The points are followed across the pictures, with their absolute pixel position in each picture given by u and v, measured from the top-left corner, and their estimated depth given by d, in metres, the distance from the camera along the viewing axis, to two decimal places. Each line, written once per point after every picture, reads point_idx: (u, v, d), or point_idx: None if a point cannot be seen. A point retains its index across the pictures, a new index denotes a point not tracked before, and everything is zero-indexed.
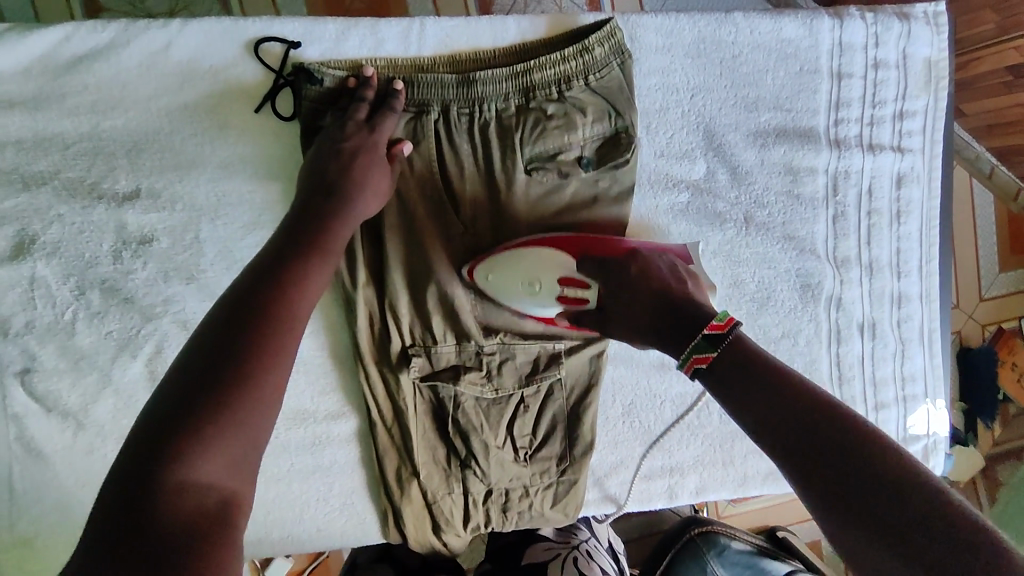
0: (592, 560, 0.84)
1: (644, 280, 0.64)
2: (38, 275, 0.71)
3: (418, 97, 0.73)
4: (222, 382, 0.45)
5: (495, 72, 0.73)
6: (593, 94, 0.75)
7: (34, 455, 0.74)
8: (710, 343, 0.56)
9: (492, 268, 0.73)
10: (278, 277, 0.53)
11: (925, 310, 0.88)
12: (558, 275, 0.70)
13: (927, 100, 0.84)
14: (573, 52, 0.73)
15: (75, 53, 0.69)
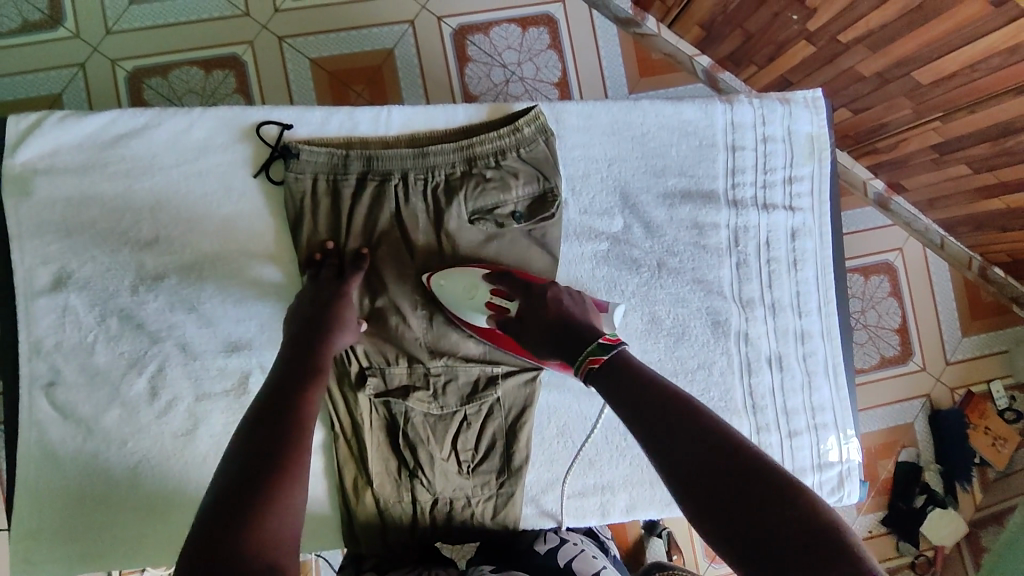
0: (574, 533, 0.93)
1: (552, 305, 0.79)
2: (71, 303, 0.88)
3: (381, 168, 0.91)
4: (262, 475, 0.60)
5: (444, 146, 0.92)
6: (524, 162, 0.93)
7: (50, 456, 0.88)
8: (601, 349, 0.70)
9: (445, 273, 0.88)
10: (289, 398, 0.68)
11: (827, 346, 1.00)
12: (489, 287, 0.86)
13: (811, 167, 1.01)
14: (506, 131, 0.92)
15: (117, 131, 0.90)
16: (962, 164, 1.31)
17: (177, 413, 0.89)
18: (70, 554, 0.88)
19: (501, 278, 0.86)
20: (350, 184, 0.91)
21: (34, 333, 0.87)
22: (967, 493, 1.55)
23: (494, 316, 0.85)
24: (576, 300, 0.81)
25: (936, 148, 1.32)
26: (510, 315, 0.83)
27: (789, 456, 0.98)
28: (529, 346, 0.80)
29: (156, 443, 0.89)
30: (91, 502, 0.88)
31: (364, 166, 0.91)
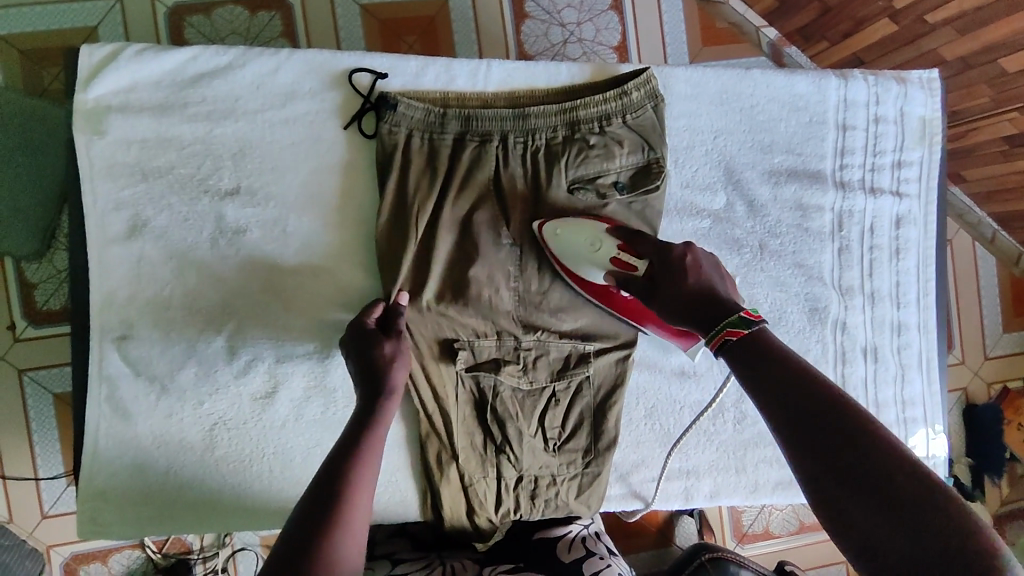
0: (599, 540, 0.91)
1: (694, 272, 0.70)
2: (145, 254, 0.83)
3: (481, 128, 0.85)
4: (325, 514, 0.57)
5: (547, 108, 0.86)
6: (630, 129, 0.87)
7: (121, 413, 0.83)
8: (744, 322, 0.61)
9: (563, 225, 0.83)
10: (330, 499, 0.59)
11: (922, 339, 0.97)
12: (616, 244, 0.80)
13: (921, 152, 0.96)
14: (613, 95, 0.87)
15: (197, 70, 0.83)
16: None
17: (257, 373, 0.85)
18: (140, 513, 0.85)
19: (632, 237, 0.80)
20: (447, 142, 0.85)
21: (105, 284, 0.82)
22: (995, 487, 1.52)
23: (621, 274, 0.79)
24: (716, 270, 0.73)
25: (1008, 140, 1.26)
26: (639, 275, 0.76)
27: None
28: (660, 307, 0.71)
29: (233, 404, 0.85)
30: (164, 463, 0.84)
31: (462, 126, 0.85)
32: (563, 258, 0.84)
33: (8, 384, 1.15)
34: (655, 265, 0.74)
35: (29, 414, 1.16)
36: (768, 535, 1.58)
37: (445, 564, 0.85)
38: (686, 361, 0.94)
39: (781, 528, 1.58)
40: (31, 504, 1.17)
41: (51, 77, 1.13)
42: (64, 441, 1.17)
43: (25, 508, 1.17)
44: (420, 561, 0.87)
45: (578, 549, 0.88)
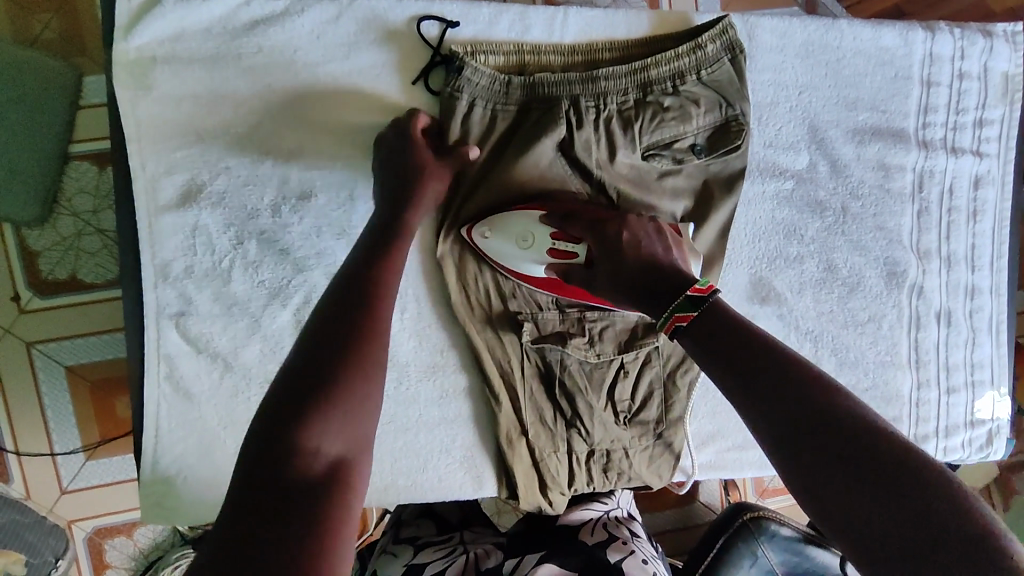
0: (621, 525, 0.87)
1: (631, 248, 0.68)
2: (201, 222, 0.76)
3: (548, 94, 0.78)
4: (329, 356, 0.48)
5: (616, 70, 0.79)
6: (705, 87, 0.82)
7: (182, 394, 0.78)
8: (693, 305, 0.58)
9: (489, 223, 0.76)
10: (334, 336, 0.50)
11: (994, 302, 0.96)
12: (550, 231, 0.73)
13: (1003, 110, 0.93)
14: (687, 49, 0.80)
15: (252, 17, 0.75)
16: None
17: None
18: (206, 498, 0.80)
19: (563, 221, 0.73)
20: (514, 109, 0.78)
21: (159, 255, 0.76)
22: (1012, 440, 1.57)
23: (560, 264, 0.73)
24: (656, 241, 0.70)
25: None
26: (579, 261, 0.72)
27: (944, 414, 0.95)
28: (607, 289, 0.68)
29: None
30: (231, 443, 0.79)
31: (528, 91, 0.78)
32: (499, 257, 0.77)
33: (18, 359, 1.04)
34: (599, 246, 0.70)
35: (40, 384, 1.05)
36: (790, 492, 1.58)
37: (468, 550, 0.82)
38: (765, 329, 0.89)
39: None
40: (47, 481, 1.07)
41: (40, 24, 0.99)
42: (81, 413, 1.07)
43: (42, 485, 1.07)
44: (442, 549, 0.83)
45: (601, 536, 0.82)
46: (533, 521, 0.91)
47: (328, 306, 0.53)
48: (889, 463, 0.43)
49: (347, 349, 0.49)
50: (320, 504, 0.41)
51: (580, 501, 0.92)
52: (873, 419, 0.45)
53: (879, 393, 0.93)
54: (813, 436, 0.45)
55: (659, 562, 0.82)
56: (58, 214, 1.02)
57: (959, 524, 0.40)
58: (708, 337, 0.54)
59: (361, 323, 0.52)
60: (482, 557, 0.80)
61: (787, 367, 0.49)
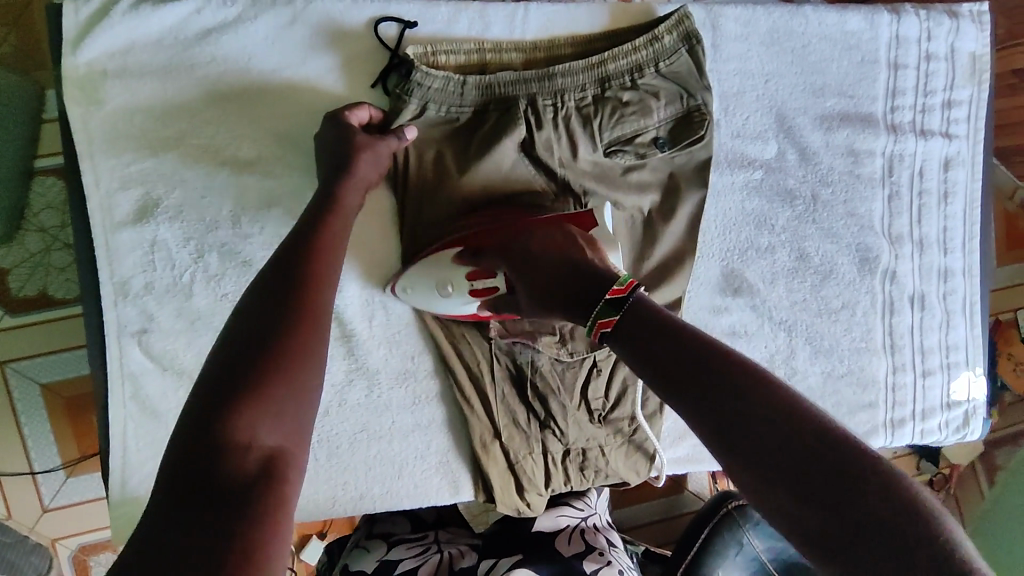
0: (599, 532, 0.89)
1: (541, 261, 0.65)
2: (159, 237, 0.74)
3: (506, 92, 0.77)
4: (256, 352, 0.47)
5: (573, 65, 0.79)
6: (664, 79, 0.82)
7: (148, 412, 0.76)
8: (612, 307, 0.57)
9: (406, 277, 0.76)
10: (262, 333, 0.48)
11: (967, 284, 0.96)
12: (465, 271, 0.72)
13: (971, 90, 0.92)
14: (644, 42, 0.80)
15: (203, 25, 0.73)
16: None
17: None
18: None
19: (475, 255, 0.72)
20: (470, 111, 0.77)
21: (118, 272, 0.74)
22: None
23: (485, 300, 0.73)
24: (570, 244, 0.66)
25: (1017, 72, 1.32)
26: (502, 291, 0.71)
27: (920, 397, 0.96)
28: (531, 310, 0.67)
29: None
30: None
31: (484, 92, 0.77)
32: (429, 305, 0.77)
33: None
34: (511, 273, 0.68)
35: (15, 406, 1.03)
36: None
37: (443, 552, 0.87)
38: (737, 320, 0.89)
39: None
40: (30, 498, 1.05)
41: None
42: (59, 431, 1.05)
43: (22, 503, 1.05)
44: (417, 546, 0.89)
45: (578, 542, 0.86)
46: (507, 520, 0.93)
47: (256, 301, 0.51)
48: (817, 449, 0.42)
49: (276, 339, 0.48)
50: (253, 500, 0.40)
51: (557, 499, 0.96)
52: (787, 400, 0.44)
53: (855, 379, 0.93)
54: (746, 429, 0.44)
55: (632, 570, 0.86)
56: (24, 231, 0.97)
57: (891, 508, 0.39)
58: (639, 337, 0.54)
59: (293, 312, 0.50)
60: (456, 558, 0.86)
61: (714, 361, 0.48)
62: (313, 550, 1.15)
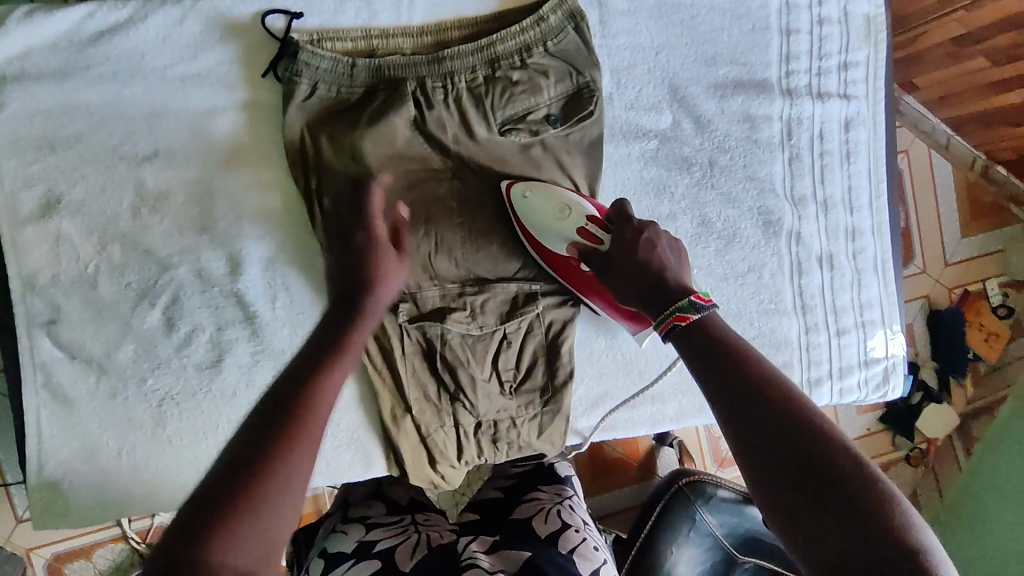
0: (575, 512, 0.92)
1: (645, 250, 0.70)
2: (62, 232, 0.77)
3: (394, 74, 0.79)
4: (249, 460, 0.46)
5: (462, 48, 0.80)
6: (553, 58, 0.82)
7: (62, 400, 0.79)
8: (692, 306, 0.60)
9: (534, 187, 0.82)
10: (256, 450, 0.47)
11: (877, 242, 0.97)
12: (588, 215, 0.79)
13: (867, 52, 0.93)
14: (530, 22, 0.81)
15: (96, 28, 0.75)
16: (981, 57, 1.33)
17: (200, 343, 0.81)
18: (97, 502, 0.82)
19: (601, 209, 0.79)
20: (360, 92, 0.79)
21: (25, 267, 0.77)
22: (960, 386, 1.59)
23: (585, 245, 0.78)
24: (674, 249, 0.71)
25: (954, 41, 1.34)
26: (599, 249, 0.76)
27: (836, 355, 0.97)
28: (611, 283, 0.72)
29: (180, 377, 0.81)
30: (114, 444, 0.81)
31: (373, 73, 0.79)
32: (525, 221, 0.82)
33: None
34: (615, 240, 0.73)
35: None
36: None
37: (422, 532, 0.88)
38: None
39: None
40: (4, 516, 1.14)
41: None
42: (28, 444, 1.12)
43: None
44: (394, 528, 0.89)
45: (553, 521, 0.89)
46: (486, 512, 0.98)
47: (261, 414, 0.50)
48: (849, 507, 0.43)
49: (265, 451, 0.47)
50: None
51: (533, 486, 0.99)
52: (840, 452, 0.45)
53: (766, 340, 0.94)
54: (793, 473, 0.45)
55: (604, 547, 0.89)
56: None
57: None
58: (696, 347, 0.56)
59: (285, 427, 0.48)
60: (435, 538, 0.87)
61: (770, 401, 0.49)
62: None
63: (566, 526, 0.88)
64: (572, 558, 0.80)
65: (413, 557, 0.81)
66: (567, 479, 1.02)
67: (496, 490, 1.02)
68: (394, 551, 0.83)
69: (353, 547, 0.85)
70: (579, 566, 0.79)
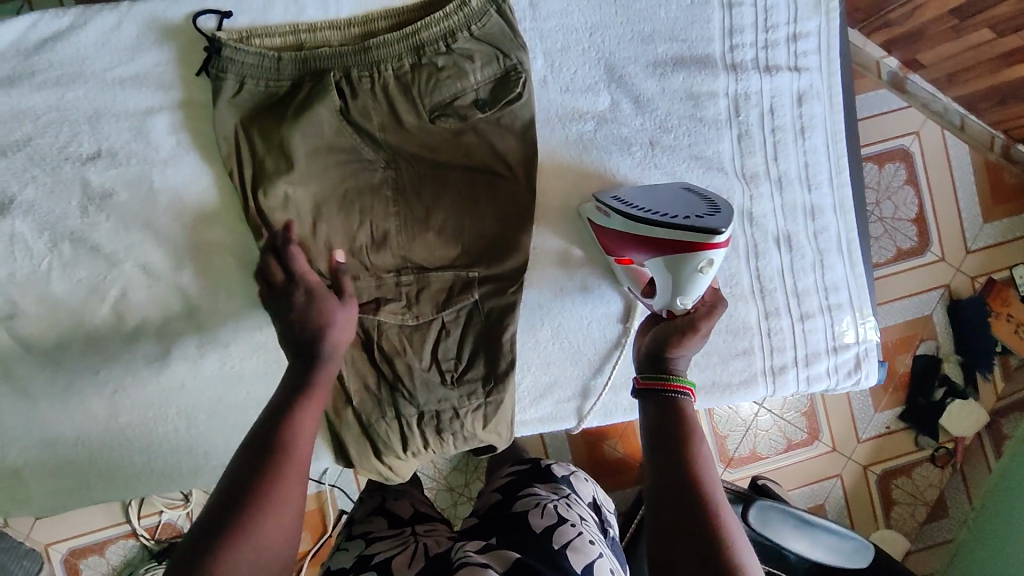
0: (572, 508, 0.91)
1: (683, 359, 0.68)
2: (16, 231, 0.81)
3: (320, 65, 0.81)
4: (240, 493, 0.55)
5: (387, 37, 0.81)
6: (478, 42, 0.83)
7: (21, 392, 0.83)
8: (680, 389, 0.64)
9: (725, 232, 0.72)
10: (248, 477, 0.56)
11: (841, 220, 0.92)
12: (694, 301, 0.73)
13: (818, 21, 0.89)
14: (453, 8, 0.81)
15: (41, 36, 0.81)
16: (983, 29, 1.23)
17: (148, 336, 0.85)
18: (61, 487, 0.87)
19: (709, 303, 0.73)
20: (288, 84, 0.81)
21: None
22: (988, 383, 1.50)
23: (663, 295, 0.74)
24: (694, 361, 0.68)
25: (954, 13, 1.24)
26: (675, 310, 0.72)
27: (801, 341, 0.92)
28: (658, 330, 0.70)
29: (129, 369, 0.85)
30: (71, 434, 0.85)
31: (299, 65, 0.81)
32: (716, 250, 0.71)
33: None
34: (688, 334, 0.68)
35: None
36: (755, 458, 1.49)
37: (420, 540, 0.88)
38: (588, 276, 0.89)
39: (768, 449, 1.48)
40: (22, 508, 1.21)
41: None
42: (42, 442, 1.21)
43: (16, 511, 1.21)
44: (396, 540, 0.90)
45: (550, 515, 0.86)
46: (484, 513, 0.96)
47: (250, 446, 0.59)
48: None
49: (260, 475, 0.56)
50: None
51: (530, 483, 0.98)
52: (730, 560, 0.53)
53: (722, 327, 0.90)
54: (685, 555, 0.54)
55: (605, 543, 0.87)
56: None
57: None
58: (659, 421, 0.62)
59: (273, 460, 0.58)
60: (433, 546, 0.87)
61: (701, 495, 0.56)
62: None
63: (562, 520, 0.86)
64: (566, 552, 0.78)
65: (411, 567, 0.80)
66: (565, 480, 1.01)
67: (496, 489, 1.02)
68: (394, 560, 0.83)
69: (355, 561, 0.86)
70: (572, 561, 0.76)
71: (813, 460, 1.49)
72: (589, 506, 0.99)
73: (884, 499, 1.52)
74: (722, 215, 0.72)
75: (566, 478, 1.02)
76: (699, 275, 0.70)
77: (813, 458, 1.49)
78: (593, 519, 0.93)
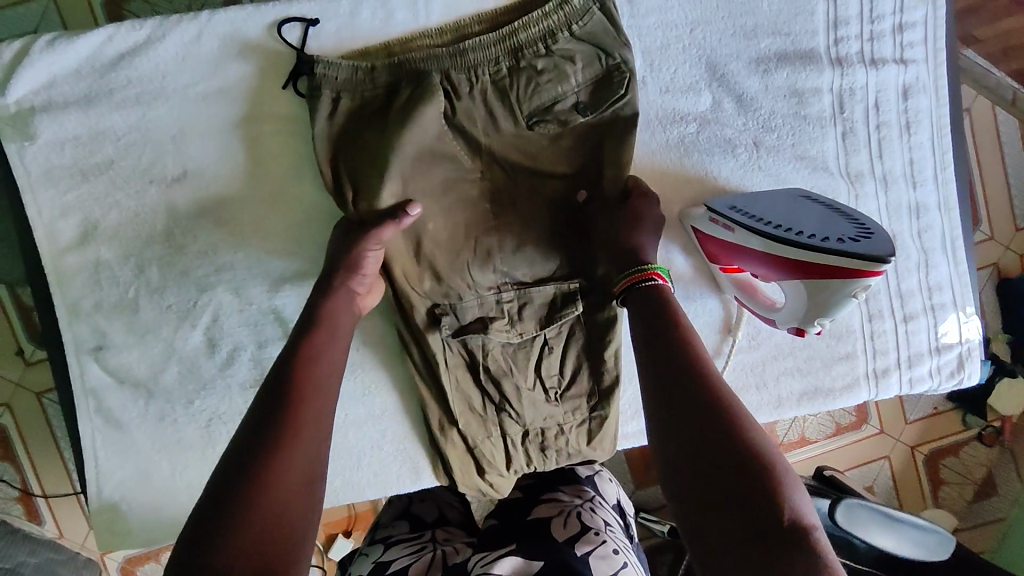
0: (595, 514, 0.82)
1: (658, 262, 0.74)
2: (102, 259, 0.78)
3: (416, 71, 0.76)
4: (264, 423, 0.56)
5: (484, 39, 0.76)
6: (580, 41, 0.78)
7: (114, 423, 0.81)
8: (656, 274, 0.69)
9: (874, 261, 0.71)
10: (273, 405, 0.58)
11: (944, 218, 0.90)
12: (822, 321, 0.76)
13: (925, 11, 0.85)
14: (553, 7, 0.76)
15: (115, 50, 0.75)
16: None
17: (242, 361, 0.82)
18: (155, 518, 0.84)
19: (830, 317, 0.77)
20: (381, 92, 0.76)
21: (69, 295, 0.78)
22: None
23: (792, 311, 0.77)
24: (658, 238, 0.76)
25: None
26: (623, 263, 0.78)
27: (904, 343, 0.90)
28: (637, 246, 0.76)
29: (225, 396, 0.82)
30: (166, 464, 0.83)
31: (393, 72, 0.76)
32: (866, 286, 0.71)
33: (30, 409, 1.15)
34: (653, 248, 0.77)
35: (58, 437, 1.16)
36: (804, 442, 1.45)
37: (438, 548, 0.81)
38: (690, 285, 0.86)
39: (817, 434, 1.44)
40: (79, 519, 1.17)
41: None
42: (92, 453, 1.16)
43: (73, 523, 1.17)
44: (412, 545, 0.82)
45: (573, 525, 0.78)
46: (503, 514, 0.87)
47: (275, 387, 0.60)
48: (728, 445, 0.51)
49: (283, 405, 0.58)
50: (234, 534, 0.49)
51: (552, 488, 0.88)
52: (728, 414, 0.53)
53: (827, 330, 0.89)
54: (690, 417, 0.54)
55: (631, 552, 0.79)
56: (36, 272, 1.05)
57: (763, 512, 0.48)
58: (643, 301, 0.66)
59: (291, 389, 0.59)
60: (451, 554, 0.80)
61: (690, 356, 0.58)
62: (341, 548, 1.23)
63: (585, 530, 0.78)
64: (589, 561, 0.71)
65: None
66: (589, 482, 0.91)
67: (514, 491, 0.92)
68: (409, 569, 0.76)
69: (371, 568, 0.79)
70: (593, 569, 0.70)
71: (867, 443, 1.45)
72: (615, 508, 0.91)
73: (932, 478, 1.47)
74: (877, 238, 0.70)
75: (591, 478, 0.92)
76: (852, 299, 0.71)
77: (869, 442, 1.45)
78: (618, 525, 0.84)
